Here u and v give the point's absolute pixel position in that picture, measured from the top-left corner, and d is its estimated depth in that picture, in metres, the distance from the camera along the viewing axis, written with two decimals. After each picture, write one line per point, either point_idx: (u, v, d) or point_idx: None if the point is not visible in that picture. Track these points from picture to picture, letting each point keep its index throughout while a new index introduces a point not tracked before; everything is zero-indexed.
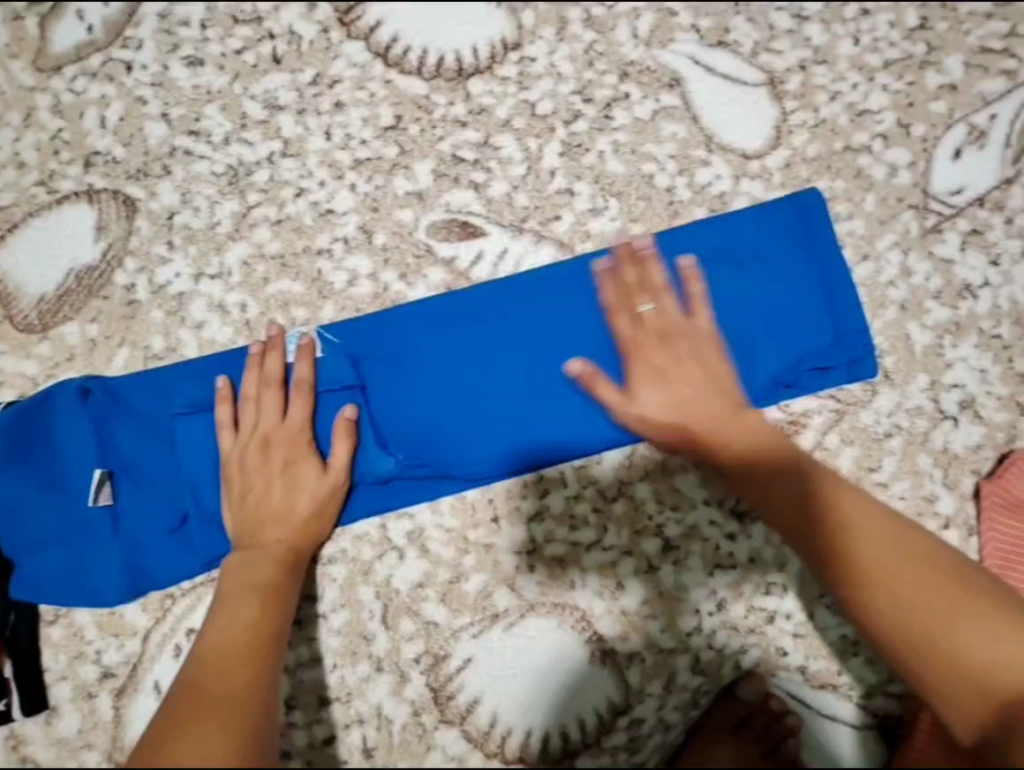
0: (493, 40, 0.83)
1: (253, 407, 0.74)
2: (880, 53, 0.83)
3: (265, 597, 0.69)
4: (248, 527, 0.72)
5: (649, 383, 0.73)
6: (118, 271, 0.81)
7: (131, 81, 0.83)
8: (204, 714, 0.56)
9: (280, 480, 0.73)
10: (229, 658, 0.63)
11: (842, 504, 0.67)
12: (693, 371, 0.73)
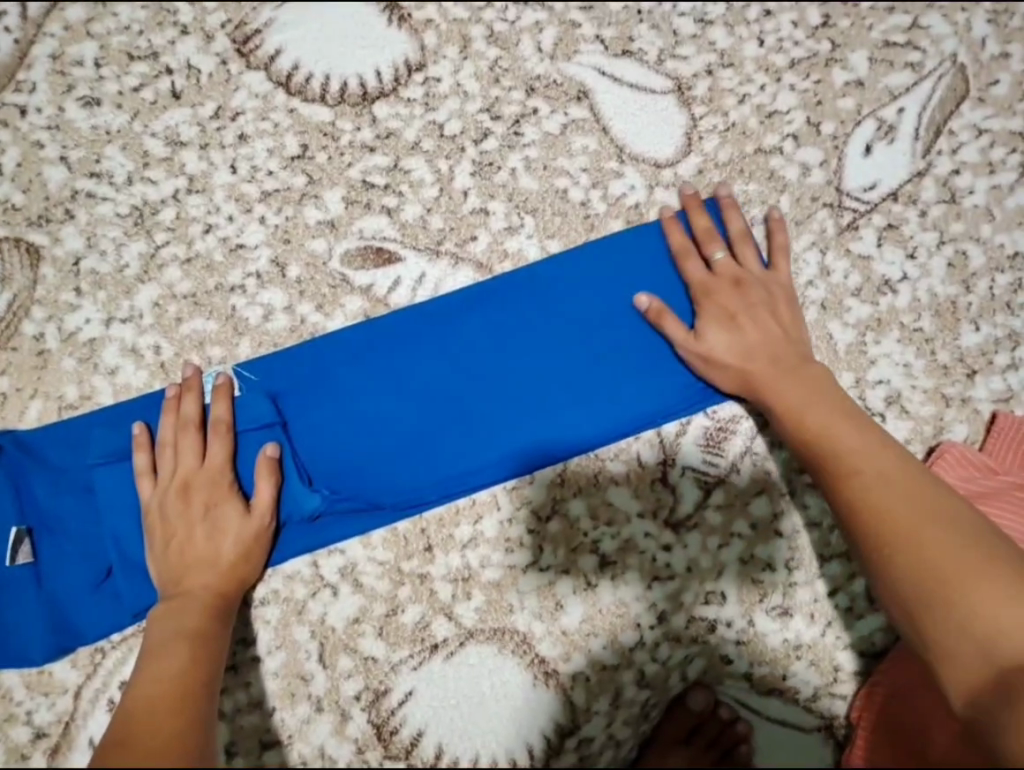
0: (397, 63, 0.82)
1: (171, 452, 0.72)
2: (785, 53, 0.83)
3: (195, 644, 0.65)
4: (172, 575, 0.70)
5: (715, 323, 0.73)
6: (26, 321, 0.78)
7: (26, 126, 0.81)
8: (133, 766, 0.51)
9: (206, 520, 0.71)
10: (157, 710, 0.58)
11: (871, 458, 0.66)
12: (763, 317, 0.74)
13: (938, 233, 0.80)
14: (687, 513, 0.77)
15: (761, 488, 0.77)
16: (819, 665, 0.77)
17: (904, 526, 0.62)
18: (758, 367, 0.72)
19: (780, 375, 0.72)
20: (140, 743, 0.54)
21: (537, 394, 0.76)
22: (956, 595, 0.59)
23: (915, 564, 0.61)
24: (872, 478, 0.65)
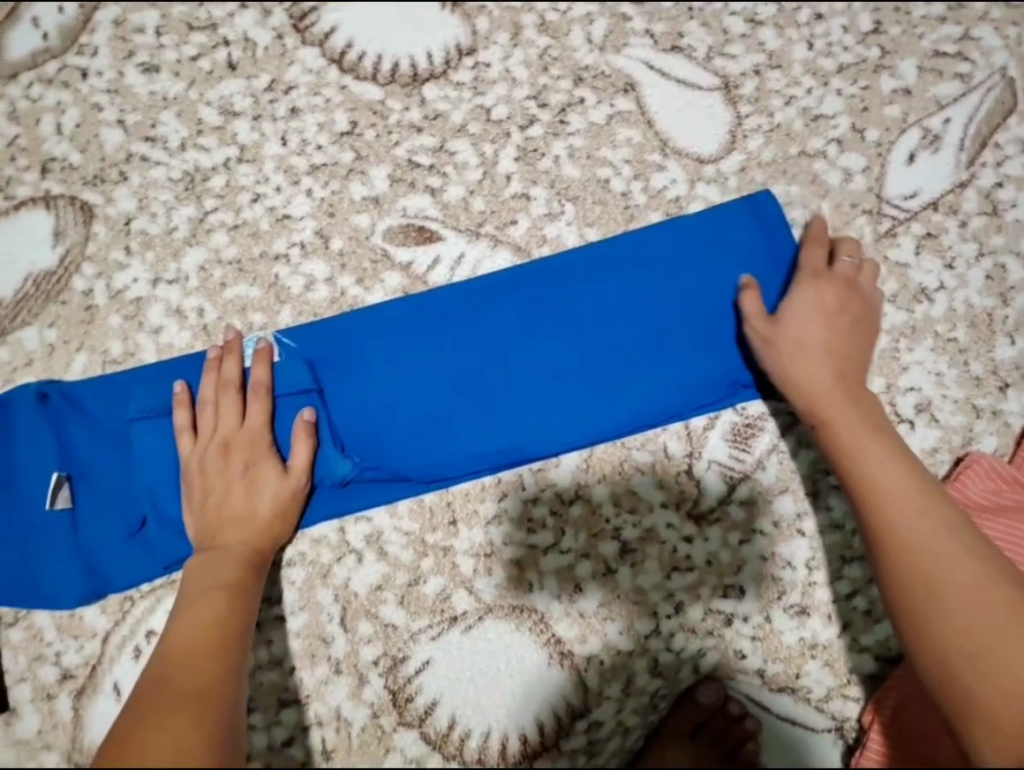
0: (448, 46, 0.84)
1: (212, 411, 0.74)
2: (834, 58, 0.83)
3: (230, 592, 0.68)
4: (209, 529, 0.72)
5: (797, 314, 0.74)
6: (76, 276, 0.81)
7: (87, 88, 0.83)
8: (169, 710, 0.55)
9: (245, 479, 0.73)
10: (193, 657, 0.62)
11: (916, 489, 0.67)
12: (835, 336, 0.74)
13: (978, 245, 0.81)
14: (710, 506, 0.78)
15: (785, 485, 0.78)
16: (832, 666, 0.77)
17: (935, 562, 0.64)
18: (815, 382, 0.72)
19: (839, 389, 0.72)
20: (177, 687, 0.58)
21: (570, 378, 0.77)
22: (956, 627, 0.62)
23: (952, 614, 0.62)
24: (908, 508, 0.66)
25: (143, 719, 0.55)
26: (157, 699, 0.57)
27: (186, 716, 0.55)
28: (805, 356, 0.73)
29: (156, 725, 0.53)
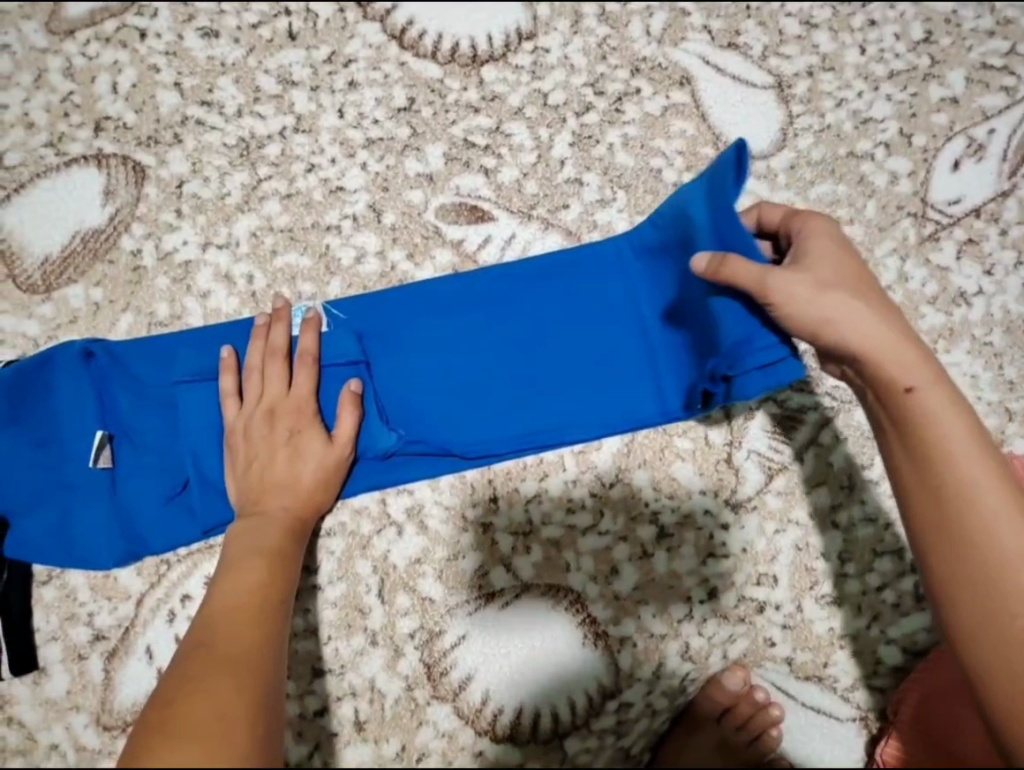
0: (508, 29, 0.85)
1: (258, 377, 0.74)
2: (885, 64, 0.85)
3: (272, 558, 0.66)
4: (251, 494, 0.71)
5: (829, 272, 0.60)
6: (125, 236, 0.80)
7: (145, 49, 0.84)
8: (214, 673, 0.53)
9: (287, 444, 0.72)
10: (234, 616, 0.59)
11: (993, 477, 0.55)
12: (872, 296, 0.60)
13: (1016, 253, 0.82)
14: (747, 495, 0.79)
15: (821, 479, 0.79)
16: (860, 657, 0.78)
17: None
18: (896, 347, 0.57)
19: (905, 356, 0.57)
20: (218, 648, 0.56)
21: (574, 371, 0.76)
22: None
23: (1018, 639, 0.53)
24: (992, 496, 0.55)
25: (187, 681, 0.52)
26: (196, 664, 0.54)
27: (230, 679, 0.52)
28: (863, 318, 0.58)
29: (200, 687, 0.51)
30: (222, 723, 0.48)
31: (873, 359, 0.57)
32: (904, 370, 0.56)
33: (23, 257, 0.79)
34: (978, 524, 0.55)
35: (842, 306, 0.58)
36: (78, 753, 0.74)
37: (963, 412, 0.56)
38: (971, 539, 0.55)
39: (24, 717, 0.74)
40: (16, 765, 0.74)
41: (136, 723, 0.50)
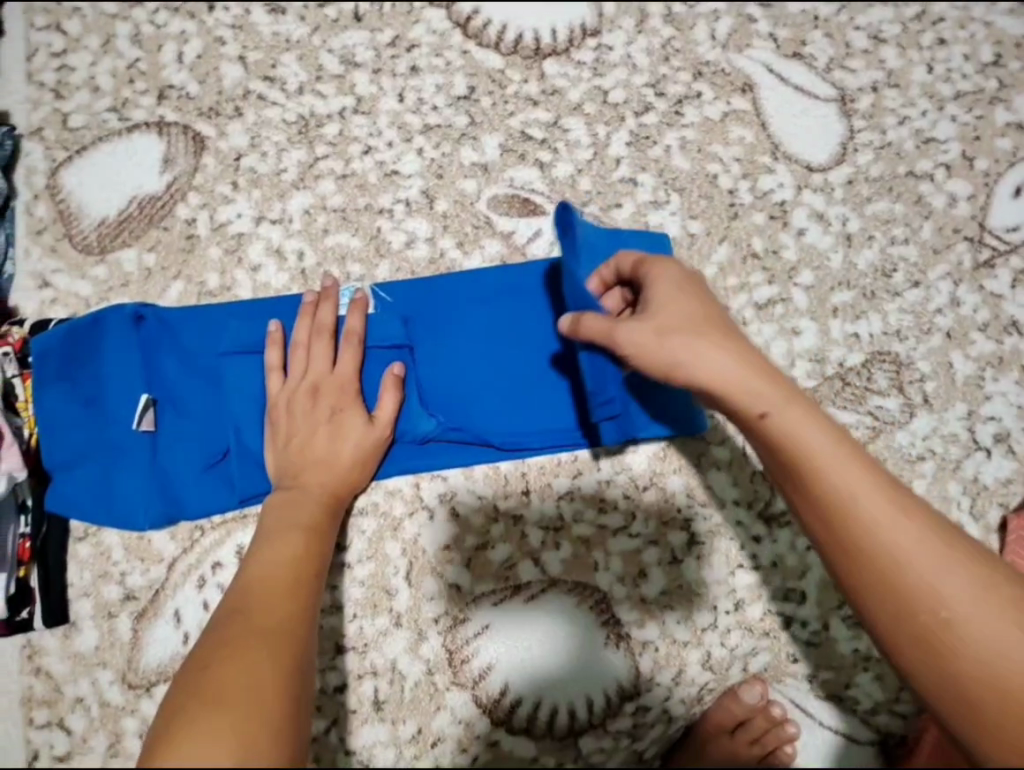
0: (573, 24, 0.85)
1: (303, 354, 0.74)
2: (952, 84, 0.84)
3: (308, 533, 0.67)
4: (291, 468, 0.72)
5: (671, 303, 0.55)
6: (181, 204, 0.81)
7: (212, 21, 0.84)
8: (251, 640, 0.53)
9: (321, 420, 0.72)
10: (272, 586, 0.59)
11: (869, 480, 0.51)
12: (712, 315, 0.55)
13: None
14: (781, 509, 0.79)
15: None
16: (884, 680, 0.78)
17: (913, 556, 0.50)
18: (743, 377, 0.52)
19: (756, 378, 0.52)
20: (256, 616, 0.56)
21: (534, 386, 0.76)
22: (971, 632, 0.49)
23: (935, 643, 0.50)
24: (873, 501, 0.50)
25: (225, 645, 0.53)
26: (229, 628, 0.55)
27: (266, 647, 0.53)
28: (707, 347, 0.53)
29: (235, 654, 0.51)
30: (259, 693, 0.49)
31: (723, 392, 0.53)
32: (757, 397, 0.52)
33: (80, 217, 0.81)
34: (868, 536, 0.51)
35: (688, 337, 0.53)
36: (101, 708, 0.75)
37: (820, 421, 0.52)
38: (868, 555, 0.51)
39: (51, 668, 0.76)
40: (41, 715, 0.75)
41: (173, 681, 0.52)
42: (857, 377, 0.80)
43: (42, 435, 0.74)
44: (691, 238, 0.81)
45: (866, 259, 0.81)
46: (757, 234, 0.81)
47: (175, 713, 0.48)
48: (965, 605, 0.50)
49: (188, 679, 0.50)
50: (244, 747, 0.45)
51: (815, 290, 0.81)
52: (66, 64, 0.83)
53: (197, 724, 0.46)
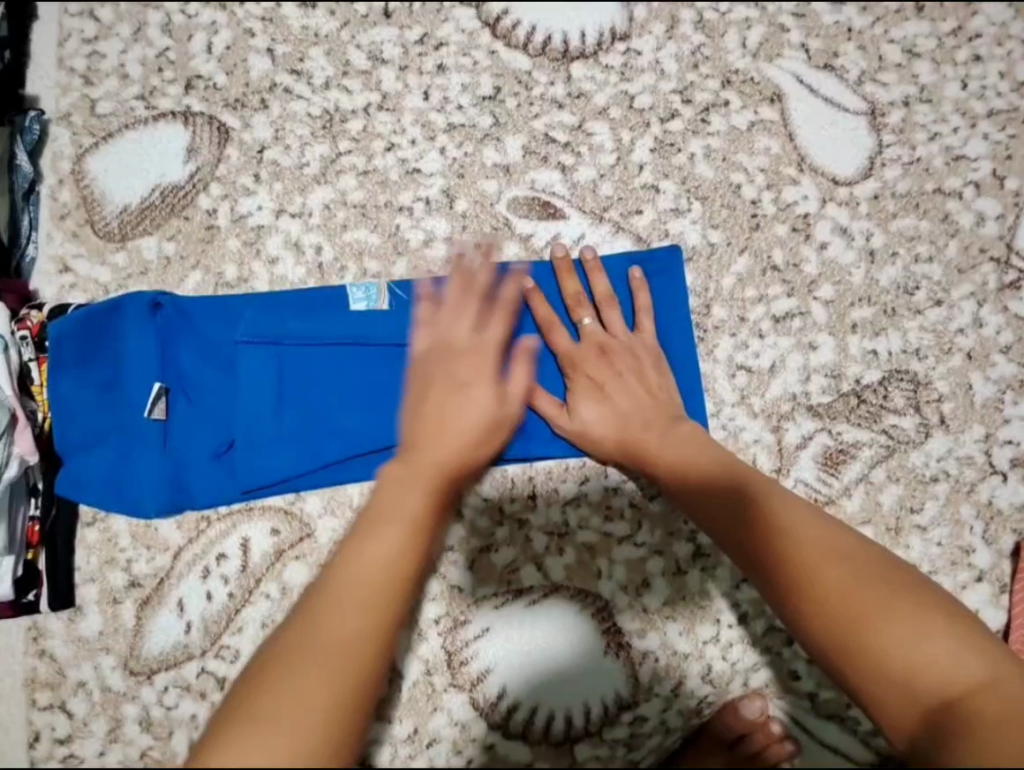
0: (603, 28, 0.84)
1: (436, 312, 0.67)
2: (985, 101, 0.83)
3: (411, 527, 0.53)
4: (409, 434, 0.60)
5: (587, 389, 0.73)
6: (203, 194, 0.81)
7: (242, 13, 0.84)
8: (307, 664, 0.45)
9: (450, 387, 0.62)
10: (367, 585, 0.49)
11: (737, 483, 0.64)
12: (627, 387, 0.73)
13: None
14: None
15: (868, 517, 0.77)
16: None
17: (784, 535, 0.59)
18: (630, 428, 0.71)
19: (640, 435, 0.71)
20: (325, 627, 0.47)
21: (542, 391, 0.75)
22: (880, 629, 0.52)
23: (821, 599, 0.54)
24: (746, 504, 0.62)
25: (281, 663, 0.46)
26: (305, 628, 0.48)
27: (323, 677, 0.45)
28: (610, 422, 0.72)
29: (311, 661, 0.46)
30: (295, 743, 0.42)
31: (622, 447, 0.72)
32: (640, 448, 0.71)
33: (103, 204, 0.81)
34: (754, 526, 0.61)
35: (591, 431, 0.73)
36: (102, 693, 0.76)
37: (694, 446, 0.69)
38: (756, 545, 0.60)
39: (54, 652, 0.76)
40: (42, 698, 0.76)
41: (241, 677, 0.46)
42: (873, 394, 0.78)
43: (56, 417, 0.75)
44: (710, 247, 0.80)
45: (889, 275, 0.80)
46: (779, 245, 0.80)
47: (219, 724, 0.44)
48: (834, 573, 0.55)
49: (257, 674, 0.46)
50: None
51: (835, 305, 0.80)
52: (97, 51, 0.83)
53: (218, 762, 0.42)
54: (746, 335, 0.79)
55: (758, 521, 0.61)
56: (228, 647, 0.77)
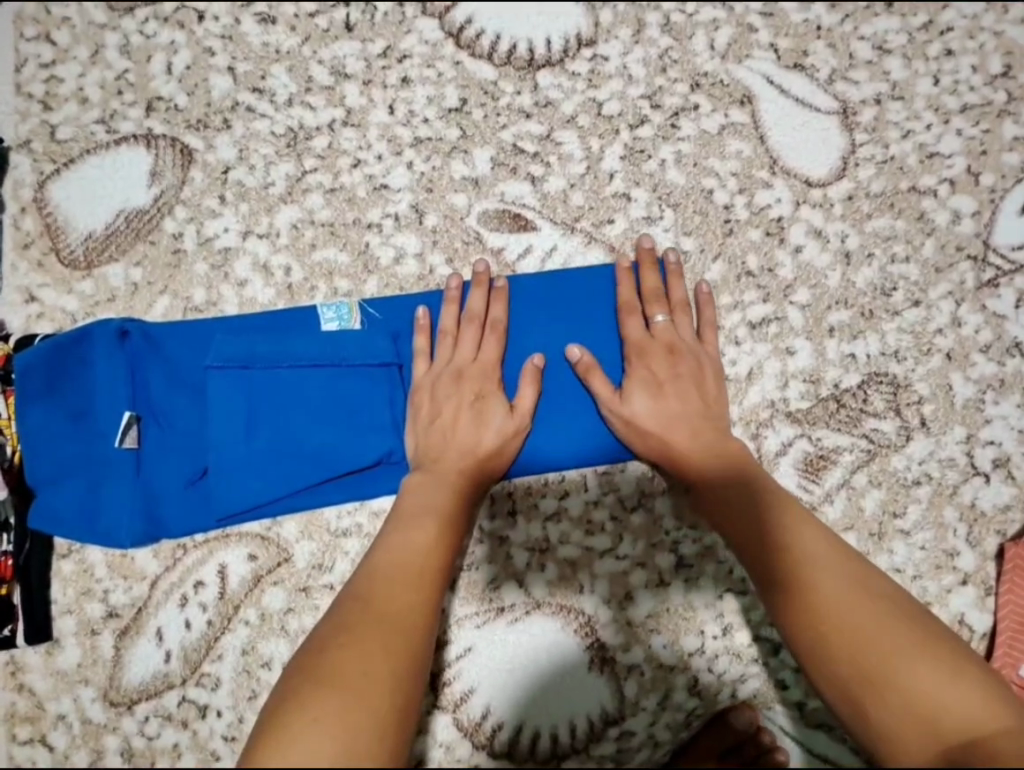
0: (568, 34, 0.83)
1: (451, 343, 0.74)
2: (958, 97, 0.82)
3: (440, 521, 0.63)
4: (431, 450, 0.70)
5: (648, 383, 0.72)
6: (168, 218, 0.80)
7: (201, 32, 0.83)
8: (376, 627, 0.53)
9: (464, 403, 0.71)
10: (398, 574, 0.58)
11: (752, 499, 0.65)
12: (687, 390, 0.72)
13: None
14: None
15: (850, 523, 0.76)
16: None
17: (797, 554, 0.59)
18: (677, 430, 0.70)
19: (691, 438, 0.70)
20: (379, 608, 0.55)
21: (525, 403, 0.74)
22: (889, 656, 0.52)
23: (828, 616, 0.55)
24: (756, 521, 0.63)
25: (348, 629, 0.53)
26: (355, 613, 0.54)
27: (387, 644, 0.52)
28: (667, 418, 0.70)
29: (356, 637, 0.52)
30: (375, 687, 0.50)
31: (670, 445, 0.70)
32: (682, 454, 0.70)
33: (66, 232, 0.80)
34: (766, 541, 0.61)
35: (644, 420, 0.70)
36: (82, 726, 0.75)
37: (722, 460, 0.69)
38: (767, 564, 0.60)
39: (34, 685, 0.76)
40: (23, 732, 0.75)
41: (296, 665, 0.53)
42: (852, 399, 0.78)
43: (28, 450, 0.74)
44: (684, 256, 0.79)
45: (865, 277, 0.79)
46: (753, 251, 0.79)
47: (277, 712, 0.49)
48: (844, 596, 0.56)
49: (307, 660, 0.52)
50: (350, 743, 0.46)
51: (811, 309, 0.79)
52: (55, 76, 0.82)
53: (305, 712, 0.48)
54: (722, 343, 0.78)
55: (770, 539, 0.61)
56: (209, 674, 0.76)
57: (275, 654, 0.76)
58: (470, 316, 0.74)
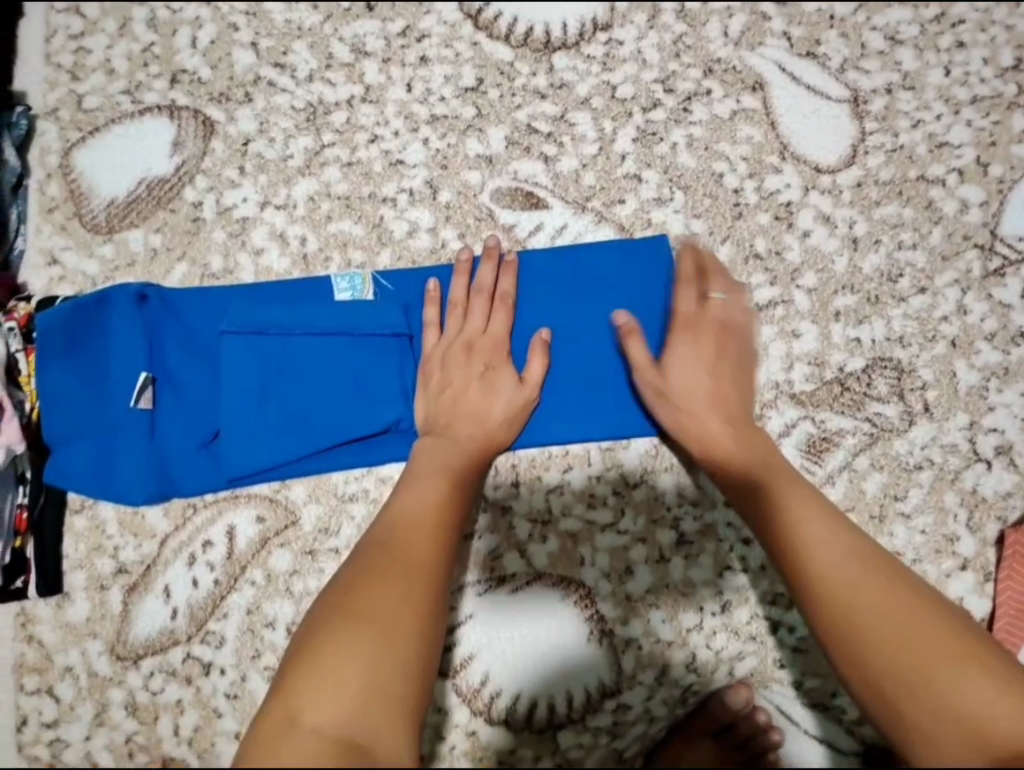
0: (585, 18, 0.84)
1: (460, 315, 0.76)
2: (969, 88, 0.83)
3: (451, 480, 0.65)
4: (443, 417, 0.71)
5: (684, 357, 0.73)
6: (188, 187, 0.82)
7: (226, 8, 0.85)
8: (398, 573, 0.55)
9: (473, 373, 0.73)
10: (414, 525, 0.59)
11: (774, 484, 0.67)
12: (720, 368, 0.73)
13: None
14: None
15: (851, 505, 0.77)
16: None
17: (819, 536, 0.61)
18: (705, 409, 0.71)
19: (718, 416, 0.71)
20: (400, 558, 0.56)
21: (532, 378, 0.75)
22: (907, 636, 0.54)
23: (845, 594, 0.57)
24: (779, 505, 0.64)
25: (370, 572, 0.54)
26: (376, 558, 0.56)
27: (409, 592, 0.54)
28: (697, 394, 0.72)
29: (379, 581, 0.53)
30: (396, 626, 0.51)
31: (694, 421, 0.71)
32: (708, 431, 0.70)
33: (90, 198, 0.82)
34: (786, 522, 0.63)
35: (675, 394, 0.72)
36: (89, 678, 0.77)
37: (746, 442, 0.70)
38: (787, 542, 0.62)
39: (43, 637, 0.77)
40: (31, 682, 0.77)
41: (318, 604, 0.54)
42: (856, 382, 0.78)
43: (45, 407, 0.76)
44: (693, 237, 0.81)
45: (871, 263, 0.80)
46: (761, 234, 0.80)
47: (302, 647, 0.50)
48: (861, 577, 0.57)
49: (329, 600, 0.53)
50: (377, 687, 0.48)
51: (818, 293, 0.80)
52: (83, 47, 0.84)
53: (334, 647, 0.49)
54: None
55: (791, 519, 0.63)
56: (214, 632, 0.77)
57: (279, 615, 0.77)
58: (479, 289, 0.76)
